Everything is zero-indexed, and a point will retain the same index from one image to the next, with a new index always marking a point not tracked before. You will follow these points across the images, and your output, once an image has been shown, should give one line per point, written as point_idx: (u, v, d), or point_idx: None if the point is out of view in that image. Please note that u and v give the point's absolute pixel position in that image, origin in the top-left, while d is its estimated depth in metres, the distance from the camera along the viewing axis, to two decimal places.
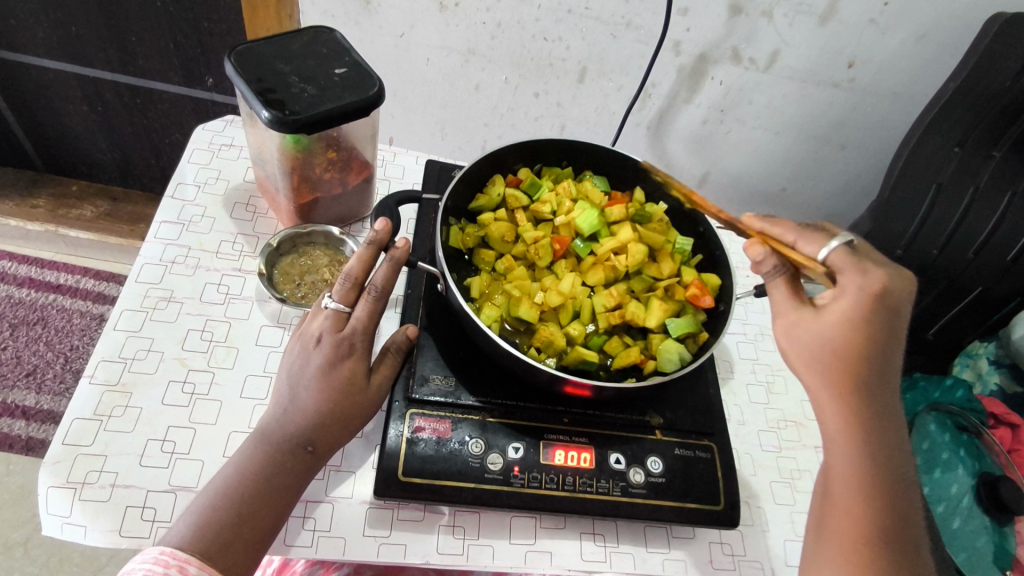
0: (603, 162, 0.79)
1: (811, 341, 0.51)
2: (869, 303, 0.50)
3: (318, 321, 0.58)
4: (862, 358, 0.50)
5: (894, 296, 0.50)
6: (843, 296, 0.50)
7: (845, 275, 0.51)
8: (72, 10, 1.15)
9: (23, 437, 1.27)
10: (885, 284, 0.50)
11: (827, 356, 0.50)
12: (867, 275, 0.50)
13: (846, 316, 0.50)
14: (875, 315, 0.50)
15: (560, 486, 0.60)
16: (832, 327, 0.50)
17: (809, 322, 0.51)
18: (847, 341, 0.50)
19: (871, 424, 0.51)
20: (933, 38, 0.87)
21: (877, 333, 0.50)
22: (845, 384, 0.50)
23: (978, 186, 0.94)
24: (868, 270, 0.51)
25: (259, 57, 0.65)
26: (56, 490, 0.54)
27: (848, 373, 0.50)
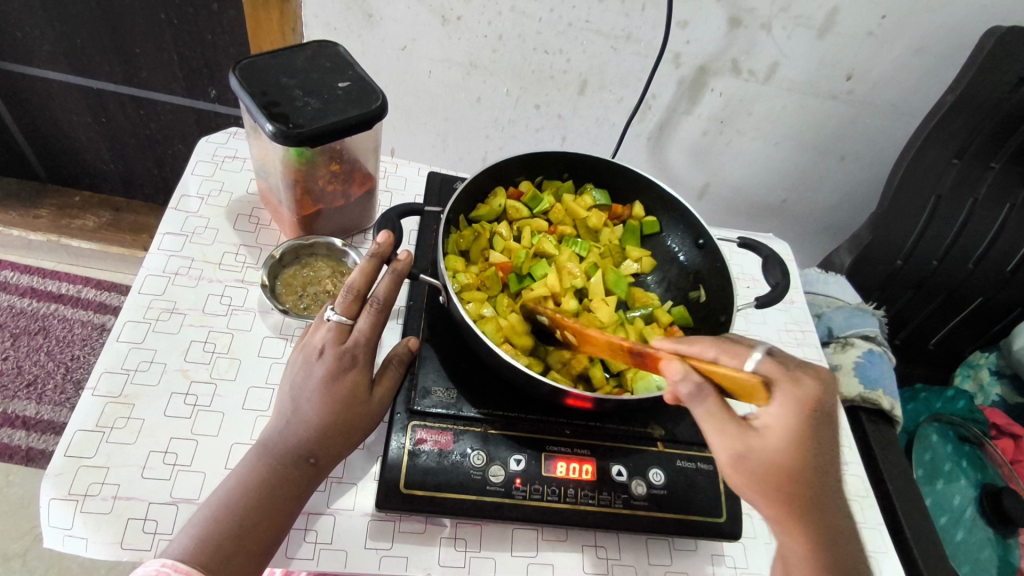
0: (603, 175, 0.80)
1: (763, 463, 0.49)
2: (802, 418, 0.48)
3: (320, 333, 0.58)
4: (809, 473, 0.49)
5: (826, 407, 0.49)
6: (780, 412, 0.48)
7: (777, 391, 0.49)
8: (77, 23, 1.16)
9: (23, 447, 1.27)
10: (821, 397, 0.49)
11: (775, 478, 0.48)
12: (801, 390, 0.48)
13: (786, 433, 0.48)
14: (809, 429, 0.48)
15: (562, 498, 0.60)
16: (776, 447, 0.48)
17: (755, 442, 0.49)
18: (790, 460, 0.48)
19: (826, 536, 0.50)
20: (931, 51, 0.88)
21: (817, 447, 0.48)
22: (794, 502, 0.49)
23: (977, 197, 0.94)
24: (799, 382, 0.49)
25: (264, 71, 0.65)
26: (58, 503, 0.54)
27: (795, 491, 0.49)
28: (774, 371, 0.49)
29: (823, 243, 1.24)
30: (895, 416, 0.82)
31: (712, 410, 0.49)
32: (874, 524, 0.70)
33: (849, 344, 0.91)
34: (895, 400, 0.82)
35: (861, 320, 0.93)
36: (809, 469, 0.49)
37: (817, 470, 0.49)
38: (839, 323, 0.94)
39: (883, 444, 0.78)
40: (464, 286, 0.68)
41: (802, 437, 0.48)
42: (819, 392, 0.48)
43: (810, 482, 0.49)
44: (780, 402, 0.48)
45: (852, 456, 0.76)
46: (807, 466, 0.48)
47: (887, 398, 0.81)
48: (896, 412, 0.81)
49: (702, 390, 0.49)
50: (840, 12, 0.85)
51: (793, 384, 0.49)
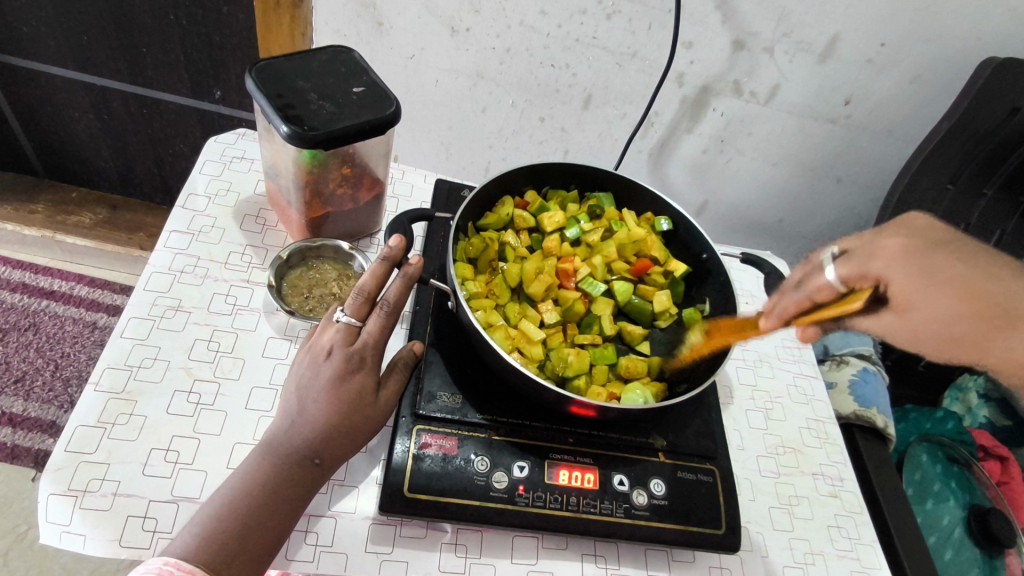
0: (608, 186, 0.81)
1: (923, 329, 0.52)
2: (913, 260, 0.53)
3: (329, 333, 0.58)
4: (983, 299, 0.51)
5: (916, 247, 0.54)
6: (898, 269, 0.53)
7: (863, 273, 0.56)
8: (84, 20, 1.16)
9: (8, 445, 1.24)
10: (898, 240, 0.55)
11: (962, 333, 0.52)
12: (877, 251, 0.56)
13: (902, 289, 0.53)
14: (921, 268, 0.53)
15: (564, 506, 0.60)
16: (915, 313, 0.53)
17: (892, 316, 0.54)
18: (937, 306, 0.51)
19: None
20: (927, 79, 0.91)
21: (955, 273, 0.52)
22: (981, 330, 0.51)
23: (969, 224, 0.94)
24: (878, 248, 0.56)
25: (279, 74, 0.66)
26: (56, 499, 0.54)
27: (991, 321, 0.51)
28: (850, 266, 0.56)
29: None
30: (888, 434, 0.82)
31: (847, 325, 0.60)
32: (868, 540, 0.71)
33: (844, 363, 0.92)
34: (888, 418, 0.83)
35: (857, 339, 0.95)
36: (982, 293, 0.51)
37: (988, 281, 0.52)
38: (836, 340, 0.96)
39: (875, 462, 0.79)
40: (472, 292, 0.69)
41: (940, 273, 0.52)
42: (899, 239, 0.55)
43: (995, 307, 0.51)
44: (880, 272, 0.54)
45: (847, 472, 0.76)
46: (973, 288, 0.51)
47: (880, 415, 0.83)
48: (890, 431, 0.82)
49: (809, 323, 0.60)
50: (840, 38, 0.87)
51: (875, 252, 0.56)
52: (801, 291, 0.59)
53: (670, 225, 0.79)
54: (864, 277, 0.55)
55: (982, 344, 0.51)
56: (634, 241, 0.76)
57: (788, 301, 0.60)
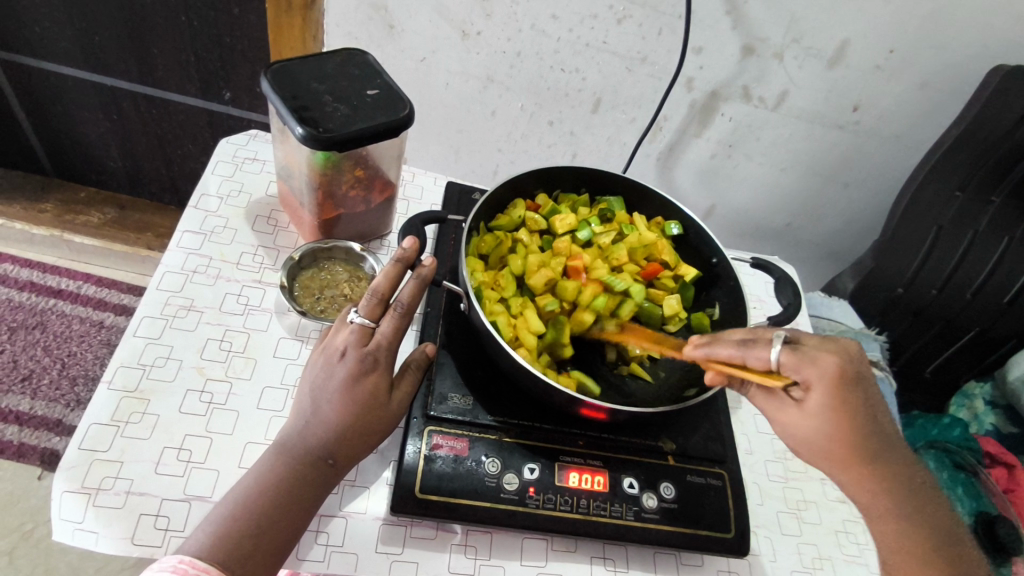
0: (619, 190, 0.81)
1: (815, 440, 0.55)
2: (839, 399, 0.52)
3: (343, 334, 0.59)
4: (853, 431, 0.53)
5: (855, 369, 0.53)
6: (819, 395, 0.53)
7: (801, 370, 0.52)
8: (95, 21, 1.17)
9: (14, 443, 1.25)
10: (841, 360, 0.52)
11: (825, 445, 0.54)
12: (823, 364, 0.52)
13: (824, 406, 0.53)
14: (850, 396, 0.52)
15: (574, 508, 0.60)
16: (817, 420, 0.54)
17: (796, 415, 0.55)
18: (837, 427, 0.53)
19: (901, 489, 0.56)
20: (936, 86, 0.91)
21: (867, 410, 0.53)
22: (856, 457, 0.54)
23: (977, 230, 0.96)
24: (820, 356, 0.52)
25: (294, 76, 0.66)
26: (70, 496, 0.54)
27: (843, 451, 0.54)
28: (792, 359, 0.52)
29: (825, 269, 1.25)
30: None
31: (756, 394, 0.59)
32: None
33: None
34: None
35: None
36: (872, 427, 0.54)
37: (861, 426, 0.53)
38: None
39: None
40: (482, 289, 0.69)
41: (855, 414, 0.53)
42: (839, 359, 0.52)
43: (860, 442, 0.54)
44: (809, 379, 0.52)
45: None
46: (853, 427, 0.53)
47: None
48: None
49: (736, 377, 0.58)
50: (850, 45, 0.88)
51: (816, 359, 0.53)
52: (738, 346, 0.53)
53: (680, 230, 0.79)
54: (799, 370, 0.52)
55: (838, 462, 0.55)
56: (645, 245, 0.76)
57: (721, 345, 0.54)
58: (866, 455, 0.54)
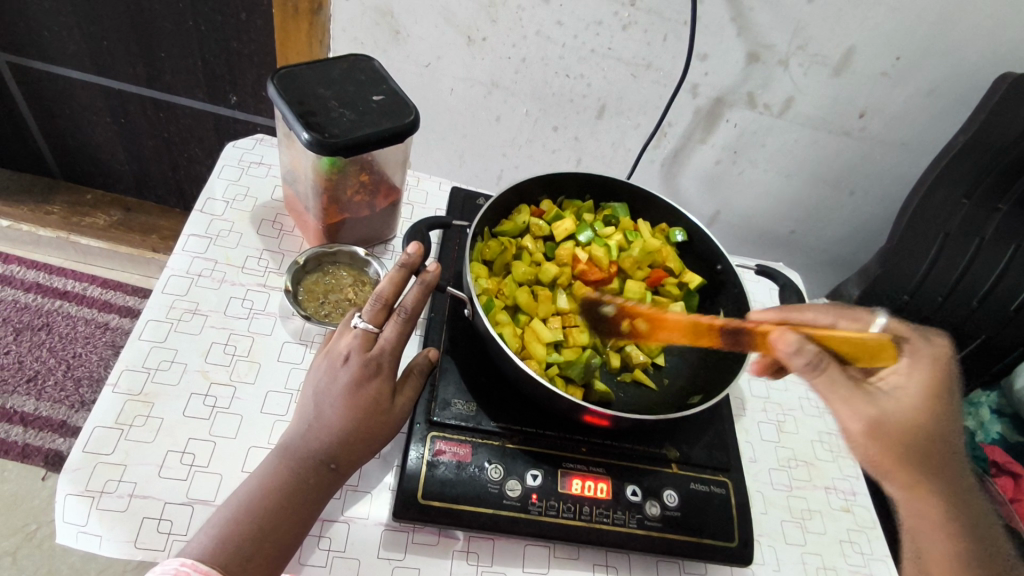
0: (623, 196, 0.81)
1: (908, 428, 0.57)
2: (930, 384, 0.59)
3: (347, 339, 0.59)
4: (924, 417, 0.58)
5: (946, 370, 0.62)
6: (911, 384, 0.59)
7: (903, 354, 0.62)
8: (104, 25, 1.18)
9: (19, 444, 1.25)
10: (938, 361, 0.62)
11: (911, 439, 0.57)
12: (922, 356, 0.61)
13: (918, 393, 0.58)
14: (942, 389, 0.60)
15: (577, 516, 0.60)
16: (914, 405, 0.58)
17: (892, 402, 0.58)
18: (913, 411, 0.58)
19: (947, 490, 0.59)
20: (942, 93, 0.91)
21: (939, 399, 0.59)
22: (914, 444, 0.57)
23: (983, 237, 0.95)
24: (920, 351, 0.62)
25: (300, 81, 0.67)
26: (74, 498, 0.54)
27: (929, 445, 0.58)
28: (900, 333, 0.63)
29: (830, 276, 1.25)
30: None
31: (833, 377, 0.55)
32: (881, 556, 0.70)
33: None
34: None
35: None
36: (947, 427, 0.59)
37: (925, 413, 0.58)
38: None
39: None
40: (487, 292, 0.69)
41: (930, 399, 0.59)
42: (935, 356, 0.61)
43: (935, 439, 0.58)
44: (879, 349, 0.60)
45: (859, 487, 0.76)
46: (921, 413, 0.58)
47: None
48: None
49: (822, 360, 0.54)
50: (855, 52, 0.88)
51: (887, 350, 0.61)
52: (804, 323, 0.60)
53: (684, 236, 0.79)
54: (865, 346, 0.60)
55: (910, 458, 0.57)
56: (650, 252, 0.75)
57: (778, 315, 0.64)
58: (932, 454, 0.58)
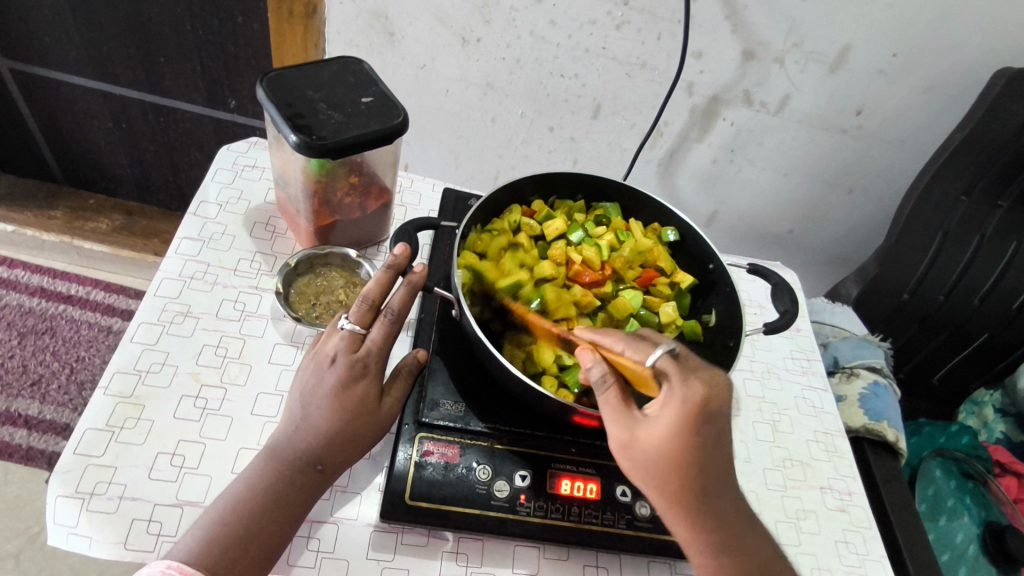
0: (614, 195, 0.81)
1: (649, 459, 0.52)
2: (684, 417, 0.50)
3: (334, 341, 0.59)
4: (681, 453, 0.51)
5: (716, 406, 0.51)
6: (665, 413, 0.51)
7: (667, 384, 0.51)
8: (104, 30, 1.19)
9: (23, 447, 1.26)
10: (709, 393, 0.50)
11: (664, 472, 0.51)
12: (690, 390, 0.50)
13: (671, 421, 0.50)
14: (695, 428, 0.50)
15: (566, 516, 0.60)
16: (660, 439, 0.51)
17: (645, 431, 0.52)
18: (670, 444, 0.51)
19: (716, 526, 0.52)
20: (940, 90, 0.90)
21: (705, 435, 0.51)
22: (669, 471, 0.51)
23: (983, 235, 0.94)
24: (690, 384, 0.50)
25: (290, 84, 0.67)
26: (64, 500, 0.55)
27: (685, 479, 0.51)
28: (669, 367, 0.51)
29: (830, 276, 1.24)
30: (899, 449, 0.82)
31: (610, 399, 0.54)
32: (877, 556, 0.69)
33: (854, 375, 0.92)
34: (899, 432, 0.83)
35: (868, 351, 0.95)
36: (708, 460, 0.51)
37: (689, 447, 0.51)
38: (847, 353, 0.95)
39: (885, 477, 0.79)
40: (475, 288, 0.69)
41: (692, 437, 0.50)
42: (704, 392, 0.50)
43: (698, 474, 0.51)
44: (671, 390, 0.51)
45: (856, 487, 0.75)
46: (687, 448, 0.51)
47: (891, 429, 0.83)
48: (901, 445, 0.82)
49: (606, 379, 0.54)
50: (852, 49, 0.87)
51: (677, 382, 0.51)
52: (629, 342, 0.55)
53: (676, 235, 0.78)
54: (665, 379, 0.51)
55: (668, 490, 0.52)
56: (641, 252, 0.75)
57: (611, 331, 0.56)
58: (698, 488, 0.52)
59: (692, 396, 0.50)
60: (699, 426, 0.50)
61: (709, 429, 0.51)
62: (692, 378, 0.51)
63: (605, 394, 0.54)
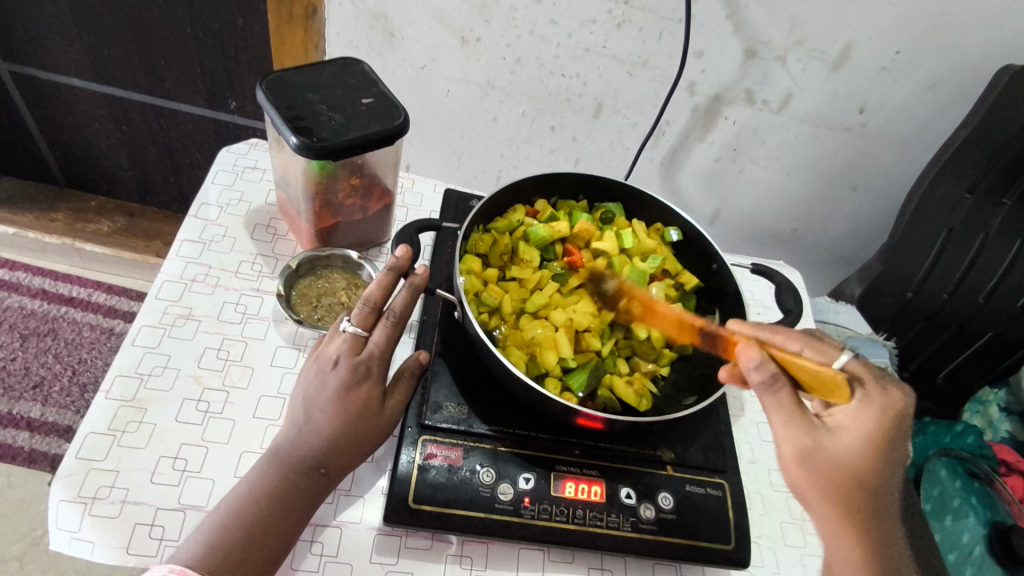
0: (616, 195, 0.80)
1: (834, 468, 0.51)
2: (876, 432, 0.51)
3: (336, 343, 0.59)
4: (870, 468, 0.51)
5: (902, 420, 0.52)
6: (857, 424, 0.51)
7: (860, 391, 0.52)
8: (103, 32, 1.18)
9: (26, 449, 1.26)
10: (901, 407, 0.51)
11: (844, 481, 0.51)
12: (892, 395, 0.52)
13: (864, 435, 0.51)
14: (891, 437, 0.51)
15: (570, 519, 0.60)
16: (853, 445, 0.51)
17: (831, 438, 0.51)
18: (860, 459, 0.51)
19: (880, 550, 0.52)
20: (944, 87, 0.89)
21: (895, 452, 0.51)
22: (852, 488, 0.51)
23: (988, 233, 0.94)
24: (889, 390, 0.52)
25: (290, 86, 0.66)
26: (66, 505, 0.54)
27: (861, 490, 0.51)
28: (862, 375, 0.53)
29: (833, 274, 1.24)
30: None
31: (783, 401, 0.52)
32: None
33: None
34: None
35: (872, 350, 0.94)
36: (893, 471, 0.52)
37: (874, 464, 0.51)
38: (850, 352, 0.94)
39: None
40: (475, 288, 0.69)
41: (879, 453, 0.51)
42: (906, 396, 0.52)
43: (875, 493, 0.51)
44: (864, 399, 0.52)
45: None
46: (873, 463, 0.51)
47: None
48: None
49: (777, 379, 0.52)
50: (854, 46, 0.86)
51: (869, 391, 0.52)
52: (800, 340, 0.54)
53: (679, 235, 0.78)
54: (859, 387, 0.52)
55: (841, 500, 0.51)
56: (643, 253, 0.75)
57: (781, 329, 0.55)
58: (875, 501, 0.52)
59: (883, 410, 0.51)
60: (890, 443, 0.51)
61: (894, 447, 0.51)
62: (885, 389, 0.52)
63: (777, 394, 0.52)
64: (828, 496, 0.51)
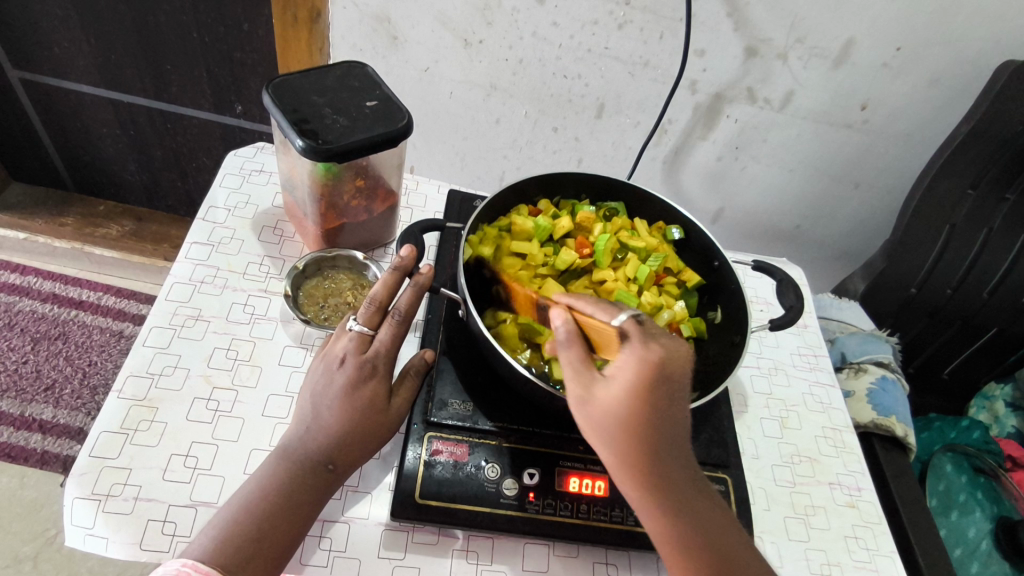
0: (619, 195, 0.81)
1: (607, 426, 0.50)
2: (637, 385, 0.48)
3: (343, 342, 0.60)
4: (637, 420, 0.49)
5: (670, 368, 0.48)
6: (619, 380, 0.49)
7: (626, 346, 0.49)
8: (111, 39, 1.20)
9: (38, 451, 1.28)
10: (662, 357, 0.48)
11: (612, 430, 0.50)
12: (647, 351, 0.48)
13: (626, 386, 0.48)
14: (651, 389, 0.48)
15: (575, 514, 0.61)
16: (617, 397, 0.49)
17: (598, 393, 0.50)
18: (624, 410, 0.49)
19: (675, 497, 0.51)
20: (945, 83, 0.90)
21: (662, 401, 0.49)
22: (627, 440, 0.49)
23: (991, 228, 0.94)
24: (649, 343, 0.48)
25: (296, 90, 0.68)
26: (81, 502, 0.56)
27: (632, 442, 0.49)
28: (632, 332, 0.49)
29: (837, 271, 1.24)
30: (909, 443, 0.82)
31: (572, 356, 0.52)
32: (888, 552, 0.69)
33: (862, 370, 0.92)
34: (908, 427, 0.83)
35: (876, 346, 0.95)
36: (662, 421, 0.49)
37: (643, 416, 0.49)
38: (854, 348, 0.95)
39: (895, 472, 0.79)
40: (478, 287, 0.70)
41: (643, 406, 0.48)
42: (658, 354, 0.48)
43: (653, 443, 0.50)
44: (624, 356, 0.49)
45: (865, 483, 0.75)
46: (641, 415, 0.49)
47: (900, 424, 0.82)
48: (911, 440, 0.82)
49: (571, 338, 0.52)
50: (854, 44, 0.87)
51: (633, 348, 0.48)
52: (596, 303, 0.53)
53: (682, 233, 0.79)
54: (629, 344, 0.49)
55: (616, 451, 0.50)
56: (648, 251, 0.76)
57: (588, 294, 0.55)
58: (649, 452, 0.50)
59: (639, 362, 0.48)
60: (647, 394, 0.48)
61: (660, 394, 0.48)
62: (635, 346, 0.48)
63: (566, 351, 0.52)
64: (609, 447, 0.50)
